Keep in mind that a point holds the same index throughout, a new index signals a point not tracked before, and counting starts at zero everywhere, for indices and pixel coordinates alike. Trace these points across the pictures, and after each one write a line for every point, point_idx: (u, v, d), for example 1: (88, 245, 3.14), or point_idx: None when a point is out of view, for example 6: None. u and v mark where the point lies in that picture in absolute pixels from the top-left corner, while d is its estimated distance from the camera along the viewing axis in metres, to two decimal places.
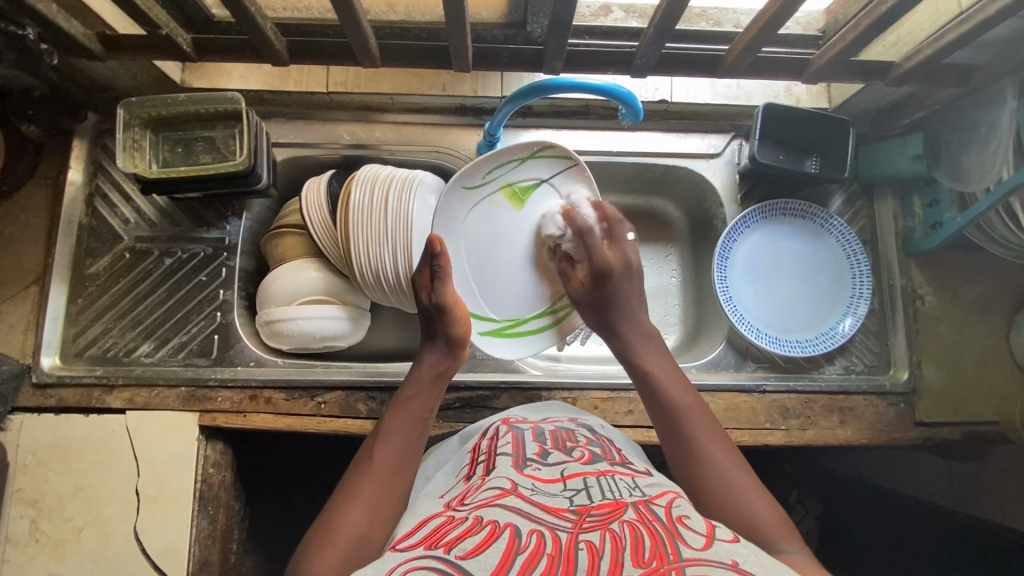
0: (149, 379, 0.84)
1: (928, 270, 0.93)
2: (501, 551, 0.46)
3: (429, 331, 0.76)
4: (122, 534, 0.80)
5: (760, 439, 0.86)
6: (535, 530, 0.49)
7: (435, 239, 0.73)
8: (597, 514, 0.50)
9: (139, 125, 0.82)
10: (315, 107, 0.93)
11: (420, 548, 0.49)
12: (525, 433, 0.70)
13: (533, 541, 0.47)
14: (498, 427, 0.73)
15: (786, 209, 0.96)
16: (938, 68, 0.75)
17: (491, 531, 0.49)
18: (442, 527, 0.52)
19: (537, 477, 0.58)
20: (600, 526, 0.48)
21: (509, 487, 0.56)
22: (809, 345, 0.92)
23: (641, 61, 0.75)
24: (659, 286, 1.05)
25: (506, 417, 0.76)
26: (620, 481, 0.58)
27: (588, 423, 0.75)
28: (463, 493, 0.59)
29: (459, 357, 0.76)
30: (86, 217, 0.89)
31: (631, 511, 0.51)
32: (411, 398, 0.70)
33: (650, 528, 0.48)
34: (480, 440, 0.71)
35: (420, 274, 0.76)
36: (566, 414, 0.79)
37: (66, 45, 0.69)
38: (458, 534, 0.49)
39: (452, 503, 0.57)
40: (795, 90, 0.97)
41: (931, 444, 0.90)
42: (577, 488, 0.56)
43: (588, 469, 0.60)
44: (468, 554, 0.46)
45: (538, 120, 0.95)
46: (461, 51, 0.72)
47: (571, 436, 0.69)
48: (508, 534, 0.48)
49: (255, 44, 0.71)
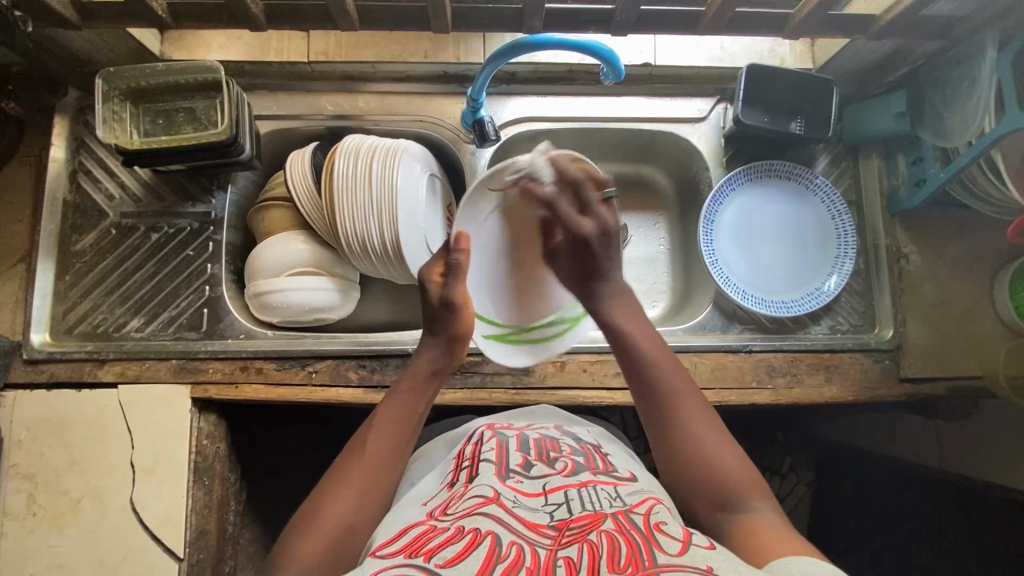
0: (139, 353, 0.85)
1: (913, 229, 0.93)
2: (480, 559, 0.48)
3: (429, 323, 0.75)
4: (119, 507, 0.81)
5: (747, 398, 0.88)
6: (515, 542, 0.51)
7: (463, 235, 0.73)
8: (576, 528, 0.52)
9: (118, 97, 0.82)
10: (298, 79, 0.92)
11: (400, 556, 0.50)
12: (510, 440, 0.71)
13: (513, 552, 0.49)
14: (483, 432, 0.74)
15: (772, 170, 0.96)
16: (917, 21, 0.75)
17: (472, 539, 0.51)
18: (422, 535, 0.53)
19: (520, 490, 0.60)
20: (578, 539, 0.50)
21: (492, 496, 0.58)
22: (795, 305, 0.93)
23: (621, 18, 0.75)
24: (648, 254, 1.05)
25: (491, 424, 0.78)
26: (601, 491, 0.59)
27: (572, 429, 0.77)
28: (446, 501, 0.61)
29: (456, 354, 0.76)
30: (70, 193, 0.88)
31: (609, 521, 0.53)
32: (405, 394, 0.70)
33: (627, 536, 0.50)
34: (465, 445, 0.73)
35: (432, 266, 0.75)
36: (552, 421, 0.82)
37: (40, 11, 0.69)
38: (439, 543, 0.51)
39: (435, 512, 0.59)
40: (780, 51, 0.96)
41: (916, 400, 0.91)
42: (557, 503, 0.57)
43: (570, 481, 0.61)
44: (449, 562, 0.48)
45: (522, 87, 0.95)
46: (440, 11, 0.72)
47: (555, 445, 0.70)
48: (488, 543, 0.50)
49: (231, 8, 0.71)
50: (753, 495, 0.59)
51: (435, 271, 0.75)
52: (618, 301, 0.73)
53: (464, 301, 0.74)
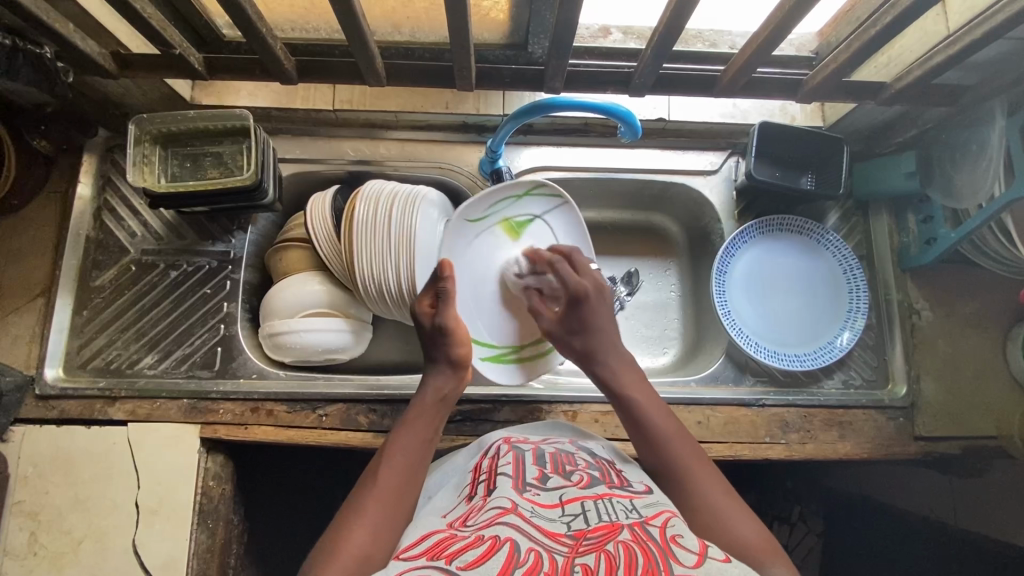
0: (151, 392, 0.85)
1: (925, 286, 0.94)
2: (499, 563, 0.47)
3: (430, 352, 0.77)
4: (120, 548, 0.79)
5: (759, 453, 0.87)
6: (533, 549, 0.50)
7: (443, 264, 0.77)
8: (593, 537, 0.51)
9: (149, 140, 0.84)
10: (321, 124, 0.95)
11: (422, 559, 0.50)
12: (526, 454, 0.69)
13: (531, 558, 0.48)
14: (499, 446, 0.73)
15: (784, 224, 0.98)
16: (926, 89, 0.77)
17: (491, 544, 0.50)
18: (443, 541, 0.53)
19: (537, 502, 0.58)
20: (595, 548, 0.50)
21: (510, 506, 0.56)
22: (808, 359, 0.93)
23: (639, 81, 0.79)
24: (659, 301, 1.06)
25: (507, 437, 0.76)
26: (618, 503, 0.58)
27: (588, 445, 0.75)
28: (464, 513, 0.59)
29: (462, 379, 0.76)
30: (94, 230, 0.90)
31: (625, 532, 0.52)
32: (415, 421, 0.70)
33: (643, 546, 0.49)
34: (482, 459, 0.71)
35: (422, 295, 0.78)
36: (566, 435, 0.79)
37: (81, 63, 0.72)
38: (460, 547, 0.50)
39: (454, 522, 0.57)
40: (790, 109, 0.99)
41: (931, 459, 0.90)
42: (575, 513, 0.56)
43: (586, 492, 0.60)
44: (469, 565, 0.47)
45: (539, 138, 0.97)
46: (465, 70, 0.76)
47: (570, 459, 0.69)
48: (507, 548, 0.49)
49: (265, 63, 0.74)
50: (768, 558, 0.55)
51: (425, 302, 0.78)
52: (621, 366, 0.75)
53: (457, 325, 0.76)
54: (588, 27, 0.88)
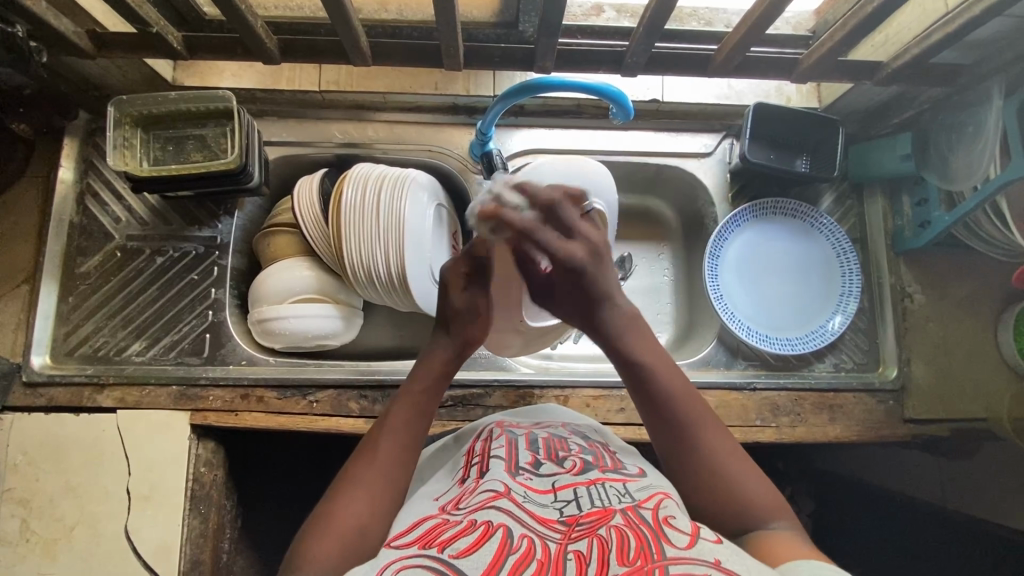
0: (139, 379, 0.84)
1: (917, 269, 0.94)
2: (492, 552, 0.47)
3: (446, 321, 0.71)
4: (112, 534, 0.79)
5: (750, 436, 0.87)
6: (526, 535, 0.49)
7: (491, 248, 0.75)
8: (586, 523, 0.51)
9: (129, 123, 0.83)
10: (308, 107, 0.93)
11: (415, 548, 0.49)
12: (519, 438, 0.69)
13: (525, 545, 0.48)
14: (492, 430, 0.72)
15: (777, 207, 0.97)
16: (925, 67, 0.76)
17: (484, 531, 0.50)
18: (436, 528, 0.52)
19: (530, 487, 0.58)
20: (588, 534, 0.49)
21: (503, 491, 0.56)
22: (799, 343, 0.93)
23: (631, 60, 0.77)
24: (652, 285, 1.05)
25: (500, 421, 0.75)
26: (610, 489, 0.57)
27: (582, 428, 0.75)
28: (457, 496, 0.59)
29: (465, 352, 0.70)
30: (77, 216, 0.88)
31: (619, 517, 0.51)
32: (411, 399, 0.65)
33: (637, 531, 0.49)
34: (475, 442, 0.71)
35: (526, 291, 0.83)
36: (562, 419, 0.78)
37: (56, 43, 0.70)
38: (452, 534, 0.50)
39: (447, 506, 0.57)
40: (786, 90, 0.98)
41: (920, 441, 0.90)
42: (567, 499, 0.56)
43: (579, 479, 0.59)
44: (461, 553, 0.47)
45: (530, 120, 0.96)
46: (453, 50, 0.74)
47: (564, 445, 0.68)
48: (500, 534, 0.49)
49: (246, 42, 0.72)
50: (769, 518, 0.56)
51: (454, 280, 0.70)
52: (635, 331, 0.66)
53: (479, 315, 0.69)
54: (580, 5, 0.85)
